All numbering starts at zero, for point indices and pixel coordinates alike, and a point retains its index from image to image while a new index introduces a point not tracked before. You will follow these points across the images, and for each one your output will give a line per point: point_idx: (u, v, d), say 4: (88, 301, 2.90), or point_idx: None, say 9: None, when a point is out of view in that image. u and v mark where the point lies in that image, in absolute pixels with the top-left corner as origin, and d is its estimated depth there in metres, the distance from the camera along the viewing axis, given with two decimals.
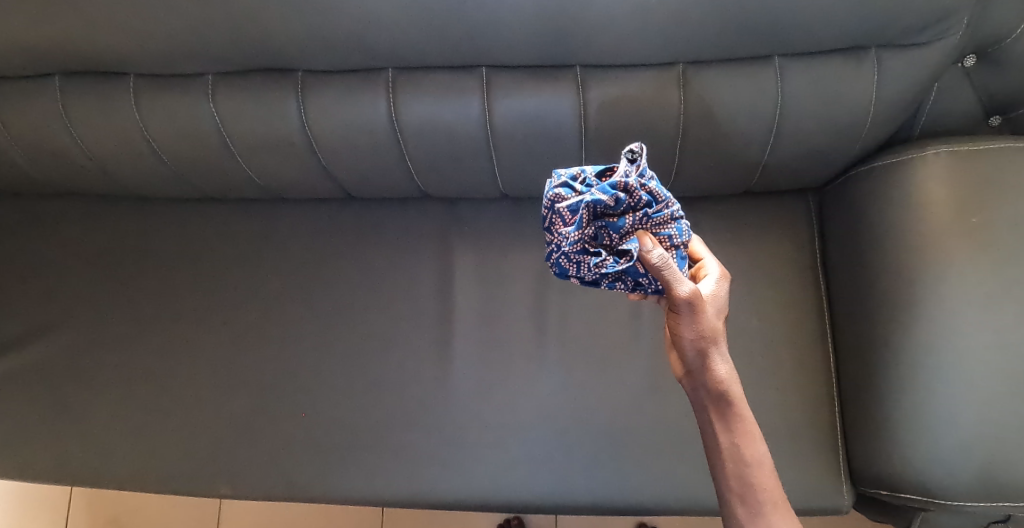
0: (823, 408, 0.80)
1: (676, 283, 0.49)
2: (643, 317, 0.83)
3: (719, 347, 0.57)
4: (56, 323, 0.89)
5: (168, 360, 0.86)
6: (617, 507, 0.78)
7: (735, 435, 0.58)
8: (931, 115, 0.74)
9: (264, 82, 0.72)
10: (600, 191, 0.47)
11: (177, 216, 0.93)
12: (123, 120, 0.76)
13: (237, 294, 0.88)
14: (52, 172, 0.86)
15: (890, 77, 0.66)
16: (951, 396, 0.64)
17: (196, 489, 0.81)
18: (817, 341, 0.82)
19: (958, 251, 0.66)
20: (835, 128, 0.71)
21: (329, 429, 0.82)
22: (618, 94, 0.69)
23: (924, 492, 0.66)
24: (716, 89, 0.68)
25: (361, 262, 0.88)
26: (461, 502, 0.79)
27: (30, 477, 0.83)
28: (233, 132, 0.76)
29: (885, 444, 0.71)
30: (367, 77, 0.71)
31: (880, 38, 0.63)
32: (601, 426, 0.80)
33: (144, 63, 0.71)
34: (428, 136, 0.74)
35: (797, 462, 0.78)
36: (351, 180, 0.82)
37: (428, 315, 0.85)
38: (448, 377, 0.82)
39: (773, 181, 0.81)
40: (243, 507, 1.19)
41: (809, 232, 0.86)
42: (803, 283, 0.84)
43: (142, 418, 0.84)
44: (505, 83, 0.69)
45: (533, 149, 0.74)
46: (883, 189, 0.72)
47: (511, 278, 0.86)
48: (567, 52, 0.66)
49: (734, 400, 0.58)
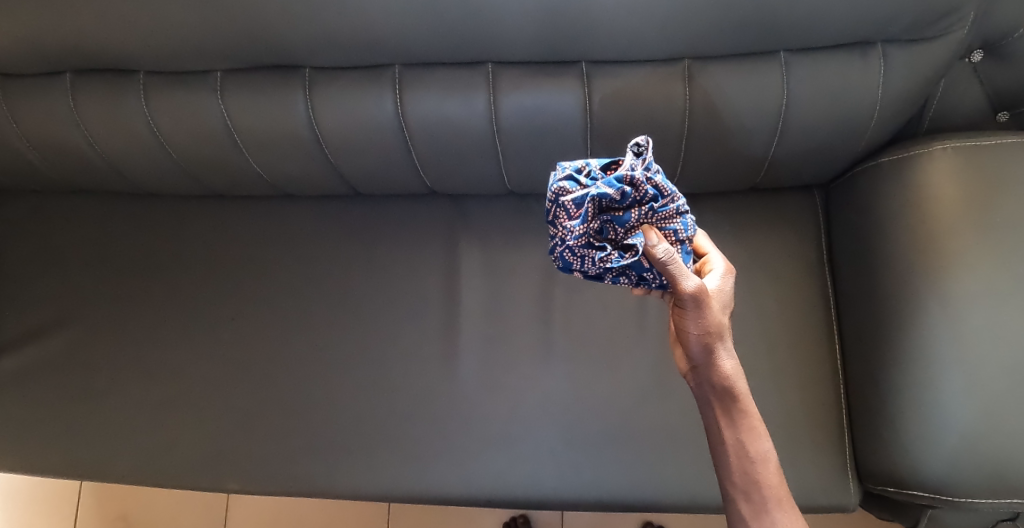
0: (830, 404, 0.80)
1: (682, 278, 0.50)
2: (648, 313, 0.83)
3: (723, 343, 0.58)
4: (65, 318, 0.90)
5: (176, 356, 0.87)
6: (624, 504, 0.78)
7: (740, 431, 0.59)
8: (937, 110, 0.74)
9: (272, 80, 0.73)
10: (606, 185, 0.47)
11: (184, 212, 0.93)
12: (132, 117, 0.77)
13: (244, 291, 0.89)
14: (62, 169, 0.87)
15: (898, 72, 0.66)
16: (957, 391, 0.64)
17: (204, 484, 0.82)
18: (823, 337, 0.82)
19: (965, 246, 0.66)
20: (842, 124, 0.71)
21: (336, 424, 0.82)
22: (623, 90, 0.69)
23: (931, 489, 0.66)
24: (722, 84, 0.68)
25: (367, 259, 0.88)
26: (467, 498, 0.79)
27: (38, 472, 0.83)
28: (240, 129, 0.76)
29: (892, 441, 0.70)
30: (373, 73, 0.72)
31: (886, 33, 0.63)
32: (607, 422, 0.80)
33: (153, 60, 0.72)
34: (434, 132, 0.74)
35: (803, 459, 0.78)
36: (358, 176, 0.83)
37: (434, 311, 0.86)
38: (453, 372, 0.83)
39: (779, 177, 0.80)
40: (249, 505, 1.19)
41: (816, 228, 0.85)
42: (809, 280, 0.84)
43: (150, 413, 0.85)
44: (511, 79, 0.70)
45: (538, 145, 0.74)
46: (890, 184, 0.72)
47: (517, 274, 0.86)
48: (573, 47, 0.66)
49: (739, 395, 0.58)
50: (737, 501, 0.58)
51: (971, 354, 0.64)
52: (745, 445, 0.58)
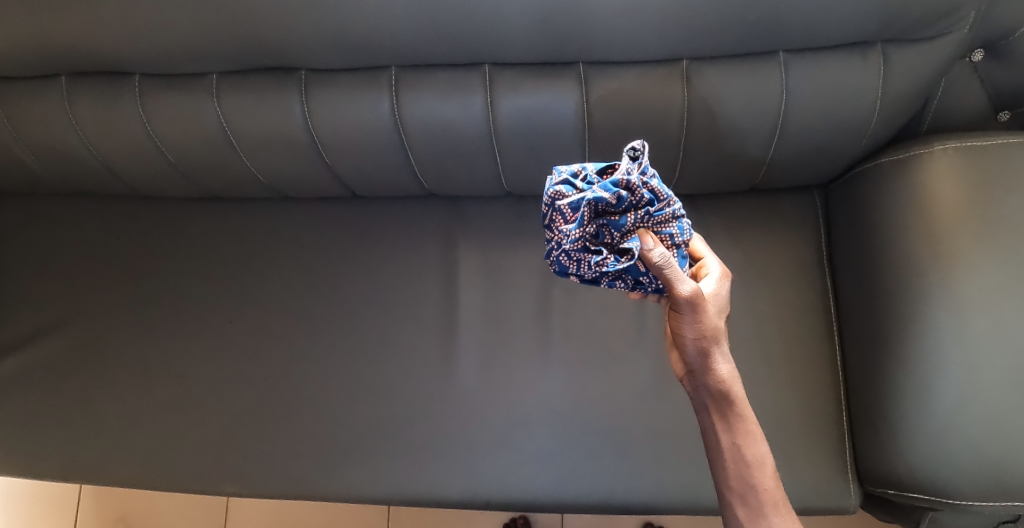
0: (830, 406, 0.80)
1: (678, 282, 0.50)
2: (647, 315, 0.83)
3: (720, 347, 0.57)
4: (62, 321, 0.90)
5: (174, 359, 0.87)
6: (622, 506, 0.78)
7: (736, 434, 0.58)
8: (938, 110, 0.73)
9: (268, 82, 0.72)
10: (602, 189, 0.46)
11: (181, 215, 0.93)
12: (127, 120, 0.77)
13: (241, 293, 0.89)
14: (58, 172, 0.87)
15: (898, 72, 0.65)
16: (958, 394, 0.64)
17: (202, 487, 0.81)
18: (824, 338, 0.82)
19: (965, 247, 0.65)
20: (842, 125, 0.70)
21: (334, 427, 0.82)
22: (621, 91, 0.69)
23: (932, 491, 0.66)
24: (721, 85, 0.67)
25: (365, 261, 0.88)
26: (465, 501, 0.79)
27: (36, 476, 0.83)
28: (236, 131, 0.76)
29: (892, 443, 0.70)
30: (370, 75, 0.71)
31: (886, 33, 0.63)
32: (606, 424, 0.79)
33: (149, 63, 0.71)
34: (431, 134, 0.74)
35: (803, 461, 0.78)
36: (355, 178, 0.83)
37: (432, 314, 0.85)
38: (452, 375, 0.82)
39: (779, 177, 0.80)
40: (248, 507, 1.19)
41: (816, 229, 0.85)
42: (809, 281, 0.83)
43: (148, 416, 0.85)
44: (508, 80, 0.69)
45: (536, 146, 0.74)
46: (890, 185, 0.72)
47: (515, 276, 0.86)
48: (570, 48, 0.66)
49: (735, 399, 0.58)
50: (734, 505, 0.58)
51: (972, 356, 0.64)
52: (741, 448, 0.58)
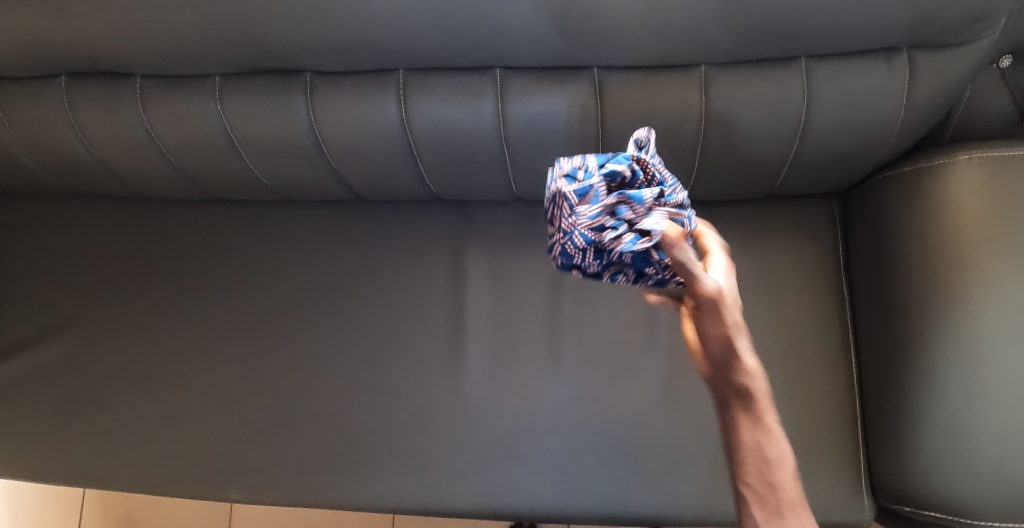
0: (844, 419, 0.78)
1: (700, 278, 0.49)
2: (660, 324, 0.81)
3: (741, 335, 0.52)
4: (65, 324, 0.89)
5: (178, 363, 0.86)
6: (632, 518, 0.76)
7: (759, 430, 0.49)
8: (962, 118, 0.71)
9: (272, 84, 0.70)
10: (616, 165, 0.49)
11: (186, 216, 0.92)
12: (129, 122, 0.75)
13: (245, 298, 0.87)
14: (60, 173, 0.85)
15: (924, 79, 0.63)
16: (979, 413, 0.62)
17: (206, 493, 0.80)
18: (839, 350, 0.80)
19: (990, 261, 0.63)
20: (863, 132, 0.68)
21: (339, 436, 0.81)
22: (636, 97, 0.67)
23: (949, 511, 0.64)
24: (739, 91, 0.65)
25: (371, 266, 0.86)
26: (471, 509, 0.77)
27: (38, 480, 0.82)
28: (240, 134, 0.74)
29: (909, 460, 0.68)
30: (377, 78, 0.69)
31: (912, 39, 0.61)
32: (615, 434, 0.78)
33: (151, 64, 0.69)
34: (441, 138, 0.72)
35: (817, 475, 0.76)
36: (361, 182, 0.81)
37: (439, 320, 0.84)
38: (459, 384, 0.81)
39: (796, 185, 0.78)
40: (253, 510, 1.19)
41: (832, 238, 0.83)
42: (825, 291, 0.81)
43: (151, 422, 0.84)
44: (520, 84, 0.67)
45: (549, 152, 0.72)
46: (912, 194, 0.69)
47: (524, 284, 0.84)
48: (586, 52, 0.64)
49: (759, 389, 0.50)
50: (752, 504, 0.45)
51: (995, 374, 0.61)
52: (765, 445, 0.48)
